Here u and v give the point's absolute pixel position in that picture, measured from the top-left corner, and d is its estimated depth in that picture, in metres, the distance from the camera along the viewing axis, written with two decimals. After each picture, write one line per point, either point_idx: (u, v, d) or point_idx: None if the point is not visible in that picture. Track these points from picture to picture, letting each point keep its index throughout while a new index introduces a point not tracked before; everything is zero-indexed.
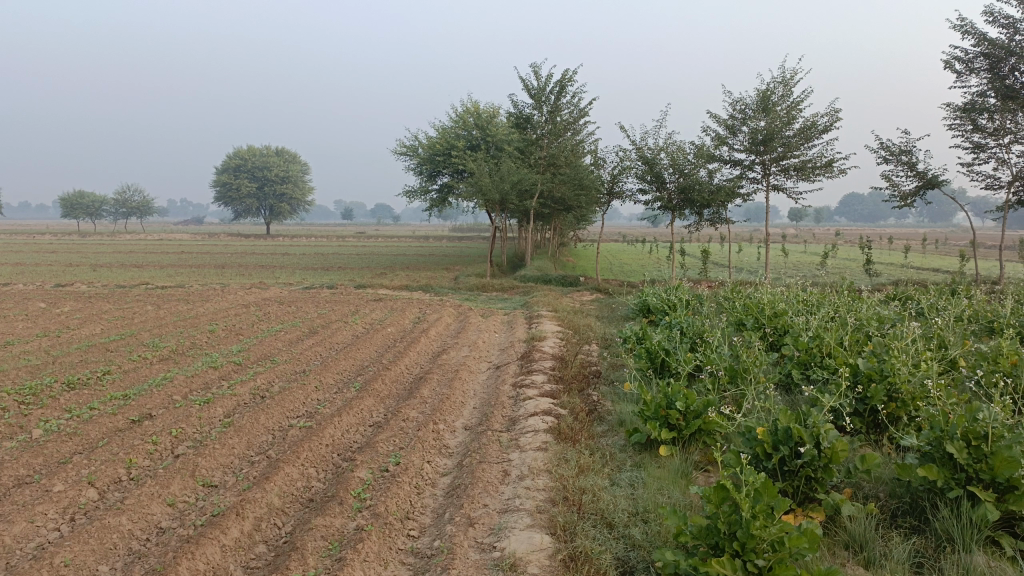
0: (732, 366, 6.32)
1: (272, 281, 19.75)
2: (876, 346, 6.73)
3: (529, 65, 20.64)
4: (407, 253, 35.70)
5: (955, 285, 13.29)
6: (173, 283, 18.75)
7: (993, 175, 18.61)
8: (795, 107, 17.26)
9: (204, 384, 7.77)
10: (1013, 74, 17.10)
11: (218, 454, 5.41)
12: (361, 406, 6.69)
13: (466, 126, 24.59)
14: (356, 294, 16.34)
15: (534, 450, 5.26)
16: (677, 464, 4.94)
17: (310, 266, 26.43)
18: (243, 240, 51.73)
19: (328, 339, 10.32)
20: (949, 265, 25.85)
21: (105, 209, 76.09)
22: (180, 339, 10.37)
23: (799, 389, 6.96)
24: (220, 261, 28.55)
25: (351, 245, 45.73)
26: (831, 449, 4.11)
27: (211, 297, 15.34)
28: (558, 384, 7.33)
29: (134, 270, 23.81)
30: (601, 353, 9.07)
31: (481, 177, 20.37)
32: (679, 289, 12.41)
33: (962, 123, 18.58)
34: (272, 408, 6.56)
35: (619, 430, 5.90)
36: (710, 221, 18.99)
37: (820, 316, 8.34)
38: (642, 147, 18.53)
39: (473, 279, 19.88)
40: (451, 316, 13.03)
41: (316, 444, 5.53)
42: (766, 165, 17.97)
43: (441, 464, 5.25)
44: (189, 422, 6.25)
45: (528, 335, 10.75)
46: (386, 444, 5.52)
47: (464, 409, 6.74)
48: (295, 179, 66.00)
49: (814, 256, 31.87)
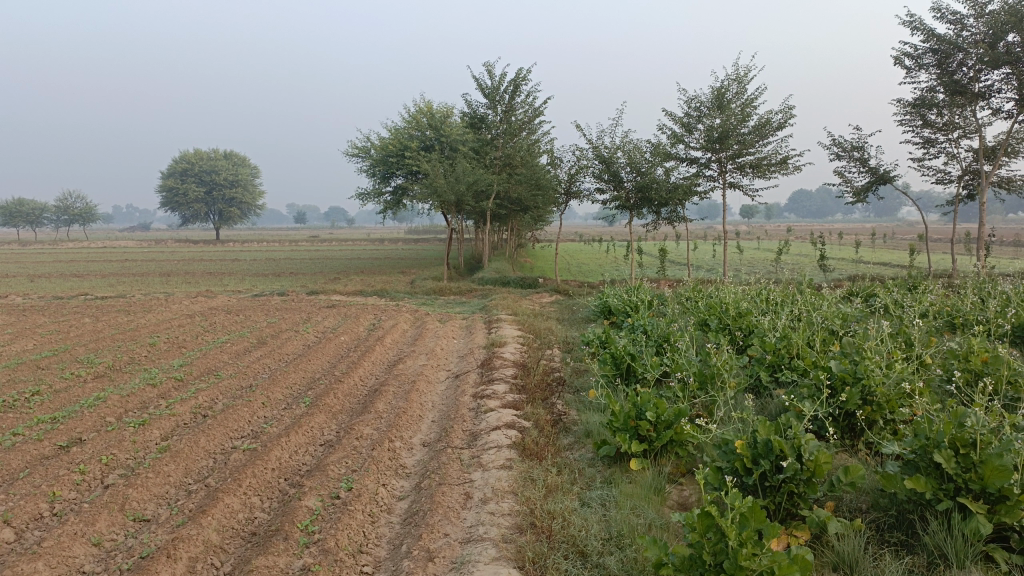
0: (701, 371, 6.05)
1: (220, 289, 19.05)
2: (847, 347, 6.53)
3: (482, 64, 20.29)
4: (362, 257, 34.97)
5: (913, 279, 13.32)
6: (114, 294, 17.91)
7: (943, 170, 18.86)
8: (749, 104, 17.22)
9: (141, 404, 7.24)
10: (961, 69, 17.29)
11: (152, 484, 4.95)
12: (311, 423, 6.27)
13: (419, 126, 24.12)
14: (308, 301, 15.78)
15: (497, 469, 4.91)
16: (649, 480, 4.63)
17: (260, 272, 25.63)
18: (192, 246, 50.37)
19: (278, 350, 9.82)
20: (900, 259, 26.25)
21: (45, 215, 73.40)
22: (118, 354, 9.76)
23: (768, 392, 6.74)
24: (166, 269, 27.52)
25: (304, 250, 44.75)
26: (814, 462, 3.85)
27: (155, 308, 14.64)
28: (520, 394, 6.98)
29: (75, 280, 22.83)
30: (564, 359, 8.76)
31: (436, 178, 19.92)
32: (641, 289, 12.16)
33: (912, 118, 18.79)
34: (213, 428, 6.10)
35: (587, 443, 5.57)
36: (668, 220, 18.86)
37: (785, 315, 8.15)
38: (598, 146, 18.31)
39: (430, 283, 19.41)
40: (407, 322, 12.59)
41: (261, 469, 5.10)
42: (722, 163, 17.90)
43: (397, 487, 4.86)
44: (122, 447, 5.76)
45: (487, 340, 10.40)
46: (337, 466, 5.11)
47: (422, 424, 6.36)
48: (244, 182, 64.55)
49: (769, 253, 32.12)
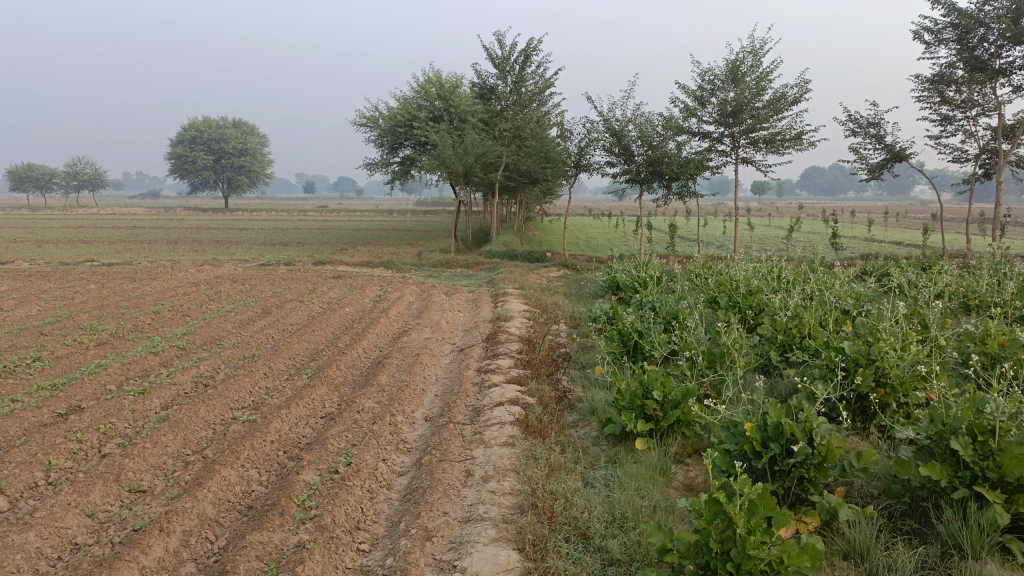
0: (709, 350, 5.93)
1: (227, 257, 19.00)
2: (860, 328, 6.38)
3: (493, 33, 19.97)
4: (370, 228, 34.86)
5: (927, 259, 13.11)
6: (120, 260, 17.84)
7: (960, 148, 18.52)
8: (765, 78, 16.88)
9: (141, 372, 7.16)
10: (982, 45, 16.87)
11: (148, 454, 4.87)
12: (313, 395, 6.18)
13: (428, 96, 23.85)
14: (314, 271, 15.68)
15: (499, 446, 4.81)
16: (655, 460, 4.53)
17: (267, 241, 25.52)
18: (201, 214, 50.34)
19: (282, 320, 9.74)
20: (912, 239, 25.95)
21: (54, 181, 73.35)
22: (121, 321, 9.69)
23: (778, 372, 6.62)
24: (173, 237, 27.45)
25: (313, 220, 44.64)
26: (827, 447, 3.73)
27: (160, 275, 14.57)
28: (525, 369, 6.87)
29: (83, 246, 22.81)
30: (570, 334, 8.64)
31: (444, 149, 19.70)
32: (650, 265, 12.02)
33: (930, 95, 18.42)
34: (214, 398, 6.02)
35: (592, 421, 5.47)
36: (678, 195, 18.62)
37: (796, 294, 8.00)
38: (609, 119, 18.02)
39: (437, 255, 19.30)
40: (413, 294, 12.49)
41: (259, 441, 5.01)
42: (735, 138, 17.59)
43: (397, 463, 4.77)
44: (120, 416, 5.68)
45: (493, 314, 10.29)
46: (337, 440, 5.02)
47: (425, 398, 6.26)
48: (253, 151, 64.34)
49: (780, 230, 31.85)
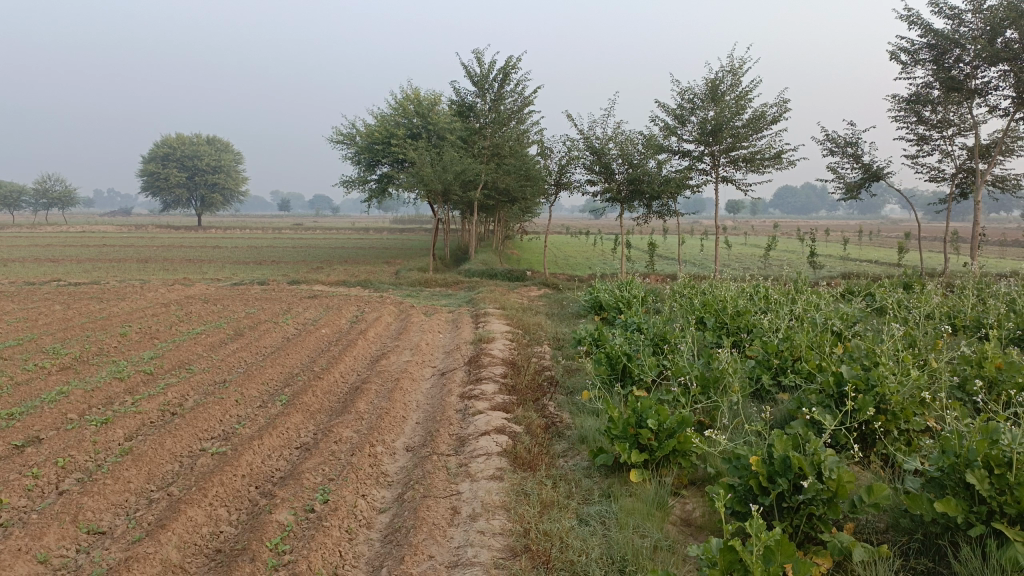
0: (702, 375, 5.72)
1: (198, 276, 18.55)
2: (854, 351, 6.22)
3: (472, 50, 19.83)
4: (346, 246, 34.45)
5: (909, 278, 13.07)
6: (88, 280, 17.32)
7: (937, 168, 18.66)
8: (744, 96, 16.89)
9: (106, 400, 6.79)
10: (957, 65, 17.02)
11: (108, 492, 4.53)
12: (287, 424, 5.86)
13: (406, 114, 23.65)
14: (289, 291, 15.31)
15: (487, 480, 4.54)
16: (651, 494, 4.29)
17: (242, 260, 25.06)
18: (174, 232, 49.55)
19: (255, 343, 9.39)
20: (888, 258, 26.13)
21: (23, 198, 72.01)
22: (86, 345, 9.28)
23: (771, 397, 6.43)
24: (144, 255, 26.86)
25: (288, 238, 44.07)
26: (838, 481, 3.54)
27: (129, 295, 14.10)
28: (510, 395, 6.60)
29: (50, 264, 22.20)
30: (555, 356, 8.41)
31: (422, 166, 19.47)
32: (632, 284, 11.85)
33: (907, 115, 18.55)
34: (181, 429, 5.69)
35: (582, 450, 5.22)
36: (659, 214, 18.53)
37: (785, 315, 7.85)
38: (590, 137, 17.91)
39: (415, 274, 18.99)
40: (391, 315, 12.19)
41: (229, 476, 4.69)
42: (714, 156, 17.56)
43: (378, 499, 4.48)
44: (80, 448, 5.33)
45: (474, 335, 10.02)
46: (313, 474, 4.71)
47: (405, 427, 5.97)
48: (227, 168, 63.64)
49: (756, 249, 32.02)
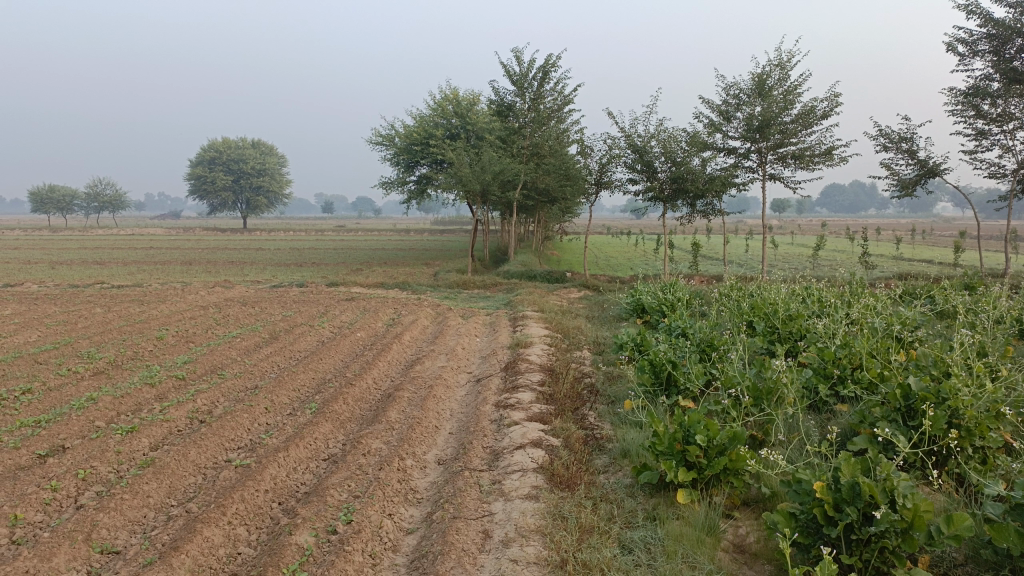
0: (755, 386, 5.35)
1: (239, 279, 18.58)
2: (920, 360, 5.78)
3: (511, 49, 19.55)
4: (386, 247, 34.47)
5: (970, 279, 12.40)
6: (131, 282, 17.44)
7: (997, 163, 17.79)
8: (792, 91, 16.31)
9: (134, 406, 6.65)
10: (1019, 56, 16.20)
11: (125, 507, 4.33)
12: (315, 434, 5.62)
13: (445, 114, 23.50)
14: (327, 293, 15.18)
15: (521, 499, 4.23)
16: (700, 517, 3.93)
17: (283, 261, 25.16)
18: (220, 234, 50.32)
19: (289, 347, 9.23)
20: (943, 257, 25.16)
21: (76, 203, 73.96)
22: (121, 348, 9.21)
23: (828, 407, 6.02)
24: (188, 257, 27.15)
25: (331, 239, 44.39)
26: (913, 511, 3.17)
27: (170, 298, 14.10)
28: (548, 405, 6.27)
29: (96, 267, 22.51)
30: (594, 362, 8.07)
31: (461, 167, 19.23)
32: (676, 286, 11.44)
33: (964, 109, 17.75)
34: (207, 438, 5.50)
35: (624, 465, 4.87)
36: (703, 213, 18.01)
37: (840, 318, 7.41)
38: (632, 134, 17.49)
39: (453, 275, 18.79)
40: (428, 317, 11.97)
41: (250, 491, 4.45)
42: (761, 153, 16.99)
43: (406, 518, 4.20)
44: (103, 459, 5.16)
45: (512, 339, 9.73)
46: (337, 491, 4.44)
47: (438, 438, 5.68)
48: (271, 171, 64.46)
49: (804, 248, 31.15)
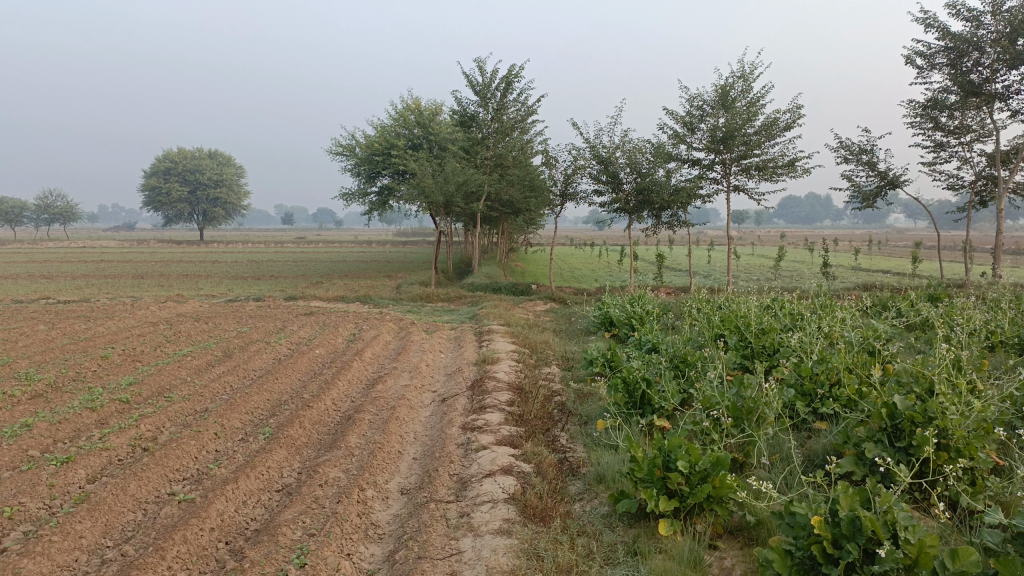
0: (735, 405, 5.11)
1: (192, 293, 17.91)
2: (900, 375, 5.58)
3: (474, 59, 19.31)
4: (347, 259, 33.88)
5: (934, 290, 12.41)
6: (79, 297, 16.69)
7: (955, 175, 18.03)
8: (756, 102, 16.31)
9: (73, 433, 6.17)
10: (976, 69, 16.40)
11: (54, 551, 3.90)
12: (268, 462, 5.23)
13: (406, 124, 23.14)
14: (285, 308, 14.68)
15: (492, 535, 3.92)
16: (684, 550, 3.64)
17: (240, 275, 24.46)
18: (175, 246, 49.05)
19: (243, 365, 8.77)
20: (901, 267, 25.54)
21: (25, 214, 71.67)
22: (62, 369, 8.67)
23: (807, 426, 5.78)
24: (141, 270, 26.25)
25: (291, 251, 43.48)
26: (918, 547, 2.92)
27: (118, 314, 13.48)
28: (517, 426, 5.96)
29: (42, 281, 21.59)
30: (564, 379, 7.80)
31: (423, 177, 18.86)
32: (644, 299, 11.23)
33: (923, 121, 17.96)
34: (149, 469, 5.07)
35: (600, 492, 4.58)
36: (668, 225, 17.89)
37: (814, 332, 7.23)
38: (596, 145, 17.33)
39: (416, 288, 18.41)
40: (391, 333, 11.57)
41: (194, 530, 4.06)
42: (726, 165, 16.94)
43: (367, 558, 3.85)
44: (33, 494, 4.70)
45: (477, 355, 9.41)
46: (290, 528, 4.06)
47: (401, 465, 5.34)
48: (229, 182, 63.30)
49: (766, 259, 31.33)
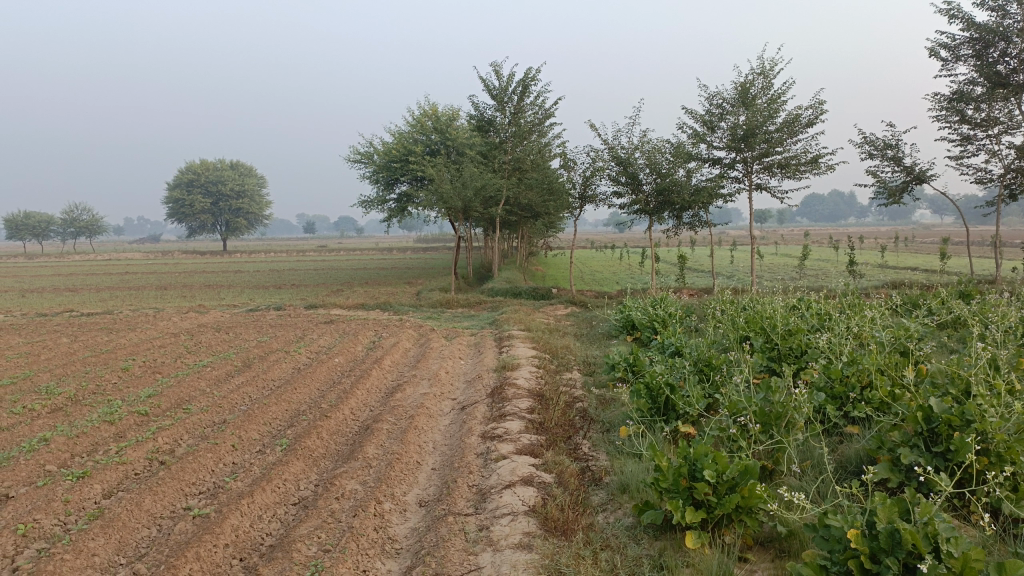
0: (762, 411, 4.94)
1: (214, 303, 17.98)
2: (934, 376, 5.37)
3: (490, 63, 19.25)
4: (368, 266, 33.94)
5: (964, 286, 12.10)
6: (102, 310, 16.78)
7: (983, 168, 17.63)
8: (777, 99, 16.07)
9: (91, 447, 6.13)
10: (1003, 60, 16.06)
11: (66, 570, 3.82)
12: (285, 475, 5.13)
13: (424, 130, 23.12)
14: (305, 316, 14.64)
15: (512, 550, 3.78)
16: (713, 564, 3.48)
17: (262, 284, 24.54)
18: (198, 257, 49.46)
19: (262, 375, 8.72)
20: (928, 264, 25.06)
21: (52, 229, 72.73)
22: (83, 382, 8.66)
23: (839, 430, 5.59)
24: (164, 282, 26.43)
25: (312, 260, 43.65)
26: (963, 560, 2.75)
27: (140, 325, 13.51)
28: (538, 435, 5.83)
29: (67, 294, 21.78)
30: (585, 384, 7.65)
31: (442, 183, 18.80)
32: (666, 301, 11.05)
33: (948, 114, 17.60)
34: (165, 483, 4.99)
35: (624, 502, 4.43)
36: (690, 225, 17.67)
37: (842, 332, 7.03)
38: (615, 146, 17.17)
39: (436, 295, 18.31)
40: (410, 340, 11.48)
41: (208, 546, 3.97)
42: (747, 163, 16.70)
43: (383, 575, 3.73)
44: (47, 510, 4.64)
45: (497, 361, 9.30)
46: (305, 544, 3.95)
47: (420, 476, 5.22)
48: (251, 192, 63.78)
49: (790, 258, 30.92)
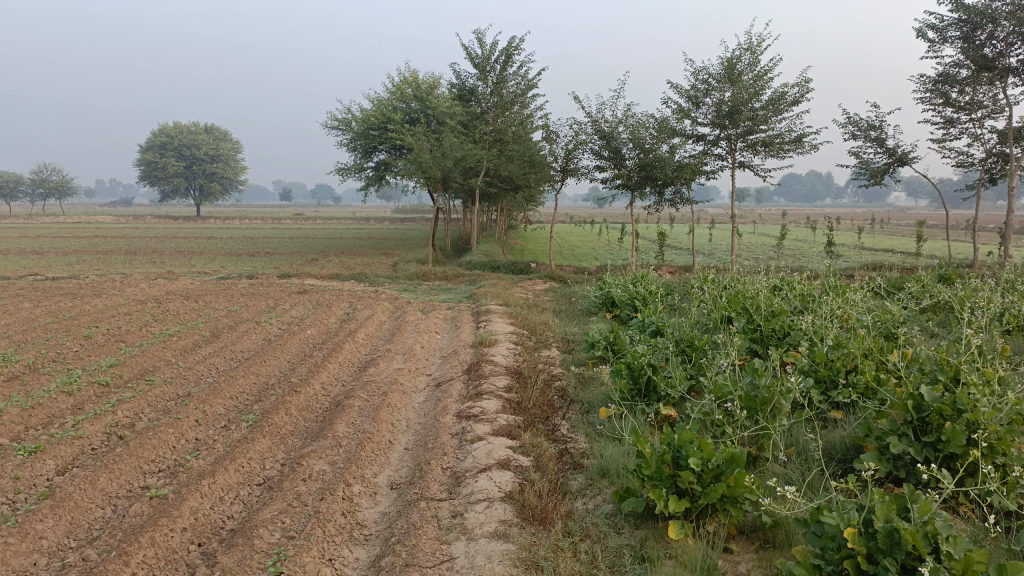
0: (747, 395, 4.77)
1: (184, 270, 17.56)
2: (920, 362, 5.22)
3: (473, 31, 18.79)
4: (344, 236, 33.41)
5: (945, 270, 12.03)
6: (68, 274, 16.29)
7: (965, 152, 17.59)
8: (763, 76, 15.87)
9: (47, 420, 5.84)
10: (990, 43, 15.93)
11: (9, 555, 3.57)
12: (249, 453, 4.89)
13: (404, 97, 22.62)
14: (278, 285, 14.30)
15: (488, 540, 3.59)
16: (696, 556, 3.31)
17: (234, 251, 24.05)
18: (171, 223, 48.53)
19: (231, 346, 8.44)
20: (905, 246, 25.14)
21: (20, 189, 70.98)
22: (42, 349, 8.33)
23: (823, 415, 5.44)
24: (134, 246, 25.82)
25: (287, 228, 42.93)
26: (963, 563, 2.60)
27: (106, 291, 13.10)
28: (515, 415, 5.64)
29: (32, 257, 21.16)
30: (564, 362, 7.47)
31: (421, 152, 18.43)
32: (647, 278, 10.87)
33: (933, 96, 17.50)
34: (121, 461, 4.73)
35: (604, 488, 4.27)
36: (671, 202, 17.49)
37: (826, 314, 6.88)
38: (599, 120, 16.87)
39: (414, 266, 18.00)
40: (386, 313, 11.22)
41: (164, 531, 3.74)
42: (731, 140, 16.51)
43: (351, 564, 3.53)
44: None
45: (475, 336, 9.08)
46: (268, 530, 3.73)
47: (392, 456, 5.02)
48: (226, 157, 62.58)
49: (770, 237, 30.85)
